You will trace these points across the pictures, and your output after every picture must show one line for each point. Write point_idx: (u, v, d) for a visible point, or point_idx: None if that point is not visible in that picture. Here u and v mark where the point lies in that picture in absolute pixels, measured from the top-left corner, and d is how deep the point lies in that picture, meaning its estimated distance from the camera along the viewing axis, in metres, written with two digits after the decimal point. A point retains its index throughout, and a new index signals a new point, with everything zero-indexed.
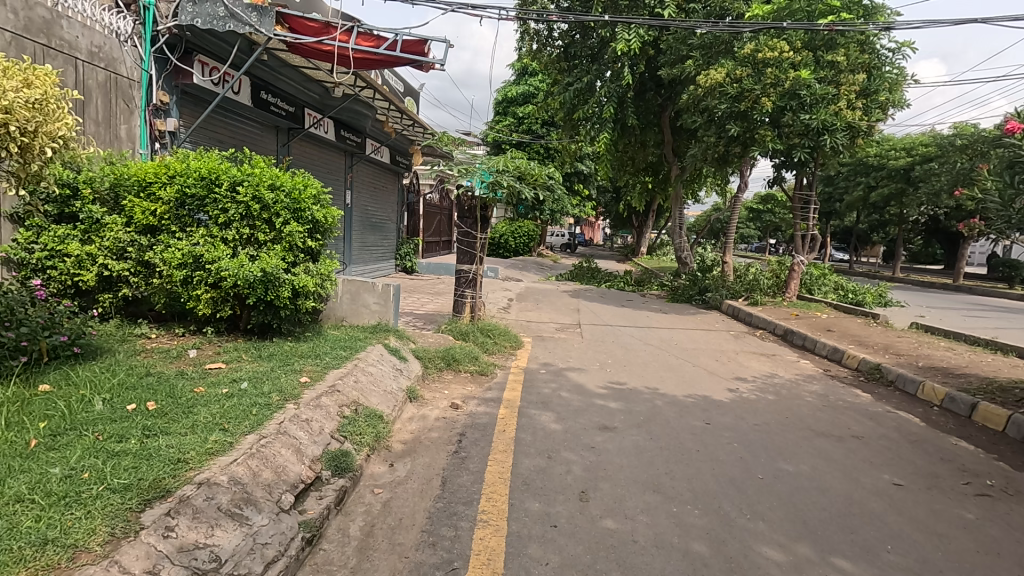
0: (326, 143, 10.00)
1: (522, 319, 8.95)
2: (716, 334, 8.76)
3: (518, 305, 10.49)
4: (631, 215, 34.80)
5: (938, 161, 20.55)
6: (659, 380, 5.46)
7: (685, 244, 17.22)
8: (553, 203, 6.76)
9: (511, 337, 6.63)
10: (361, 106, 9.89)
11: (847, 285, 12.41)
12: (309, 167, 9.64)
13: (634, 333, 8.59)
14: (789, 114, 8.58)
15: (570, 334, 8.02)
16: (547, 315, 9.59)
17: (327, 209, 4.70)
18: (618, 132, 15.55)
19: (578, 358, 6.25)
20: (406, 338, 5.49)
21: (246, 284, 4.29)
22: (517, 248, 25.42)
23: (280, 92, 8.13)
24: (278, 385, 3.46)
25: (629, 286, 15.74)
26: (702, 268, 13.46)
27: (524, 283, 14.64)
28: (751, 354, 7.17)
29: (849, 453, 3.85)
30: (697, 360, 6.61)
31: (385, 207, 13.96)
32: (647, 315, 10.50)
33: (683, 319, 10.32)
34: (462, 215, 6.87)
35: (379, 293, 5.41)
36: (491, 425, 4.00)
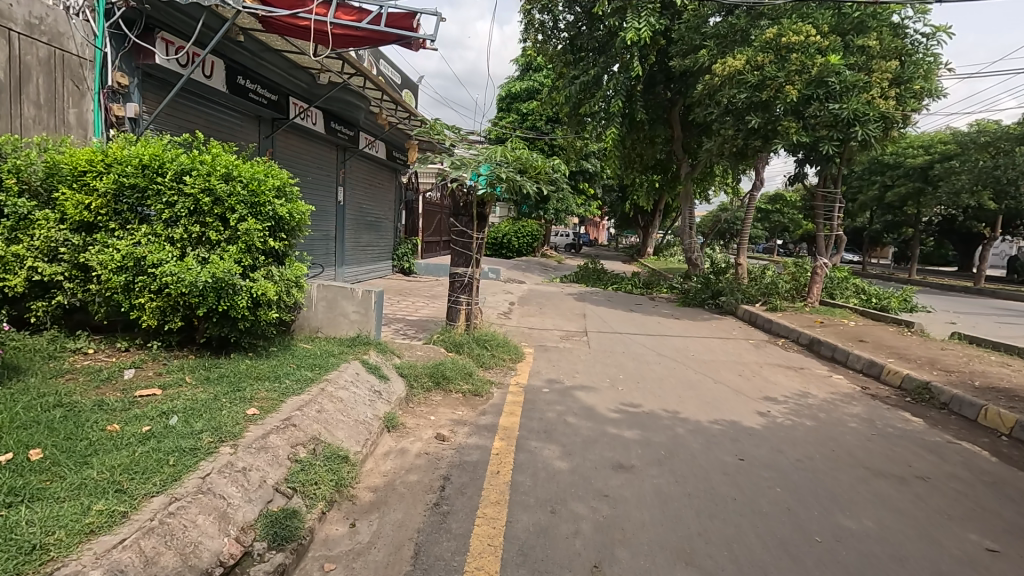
0: (315, 135, 9.37)
1: (524, 325, 8.27)
2: (735, 343, 8.05)
3: (520, 309, 9.82)
4: (637, 215, 34.05)
5: (958, 160, 19.79)
6: (679, 401, 4.76)
7: (695, 245, 16.50)
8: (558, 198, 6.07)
9: (511, 348, 5.95)
10: (352, 96, 9.24)
11: (870, 289, 11.67)
12: (296, 162, 9.01)
13: (646, 342, 7.89)
14: (816, 103, 7.88)
15: (576, 344, 7.33)
16: (551, 321, 8.90)
17: (294, 204, 4.02)
18: (627, 128, 14.87)
19: (586, 373, 5.56)
20: (390, 351, 4.81)
21: (195, 292, 3.61)
22: (521, 248, 24.72)
23: (262, 79, 7.49)
24: (213, 422, 2.75)
25: (636, 288, 15.03)
26: (715, 270, 12.73)
27: (527, 285, 13.97)
28: (776, 368, 6.47)
29: (919, 503, 3.15)
30: (719, 375, 5.90)
31: (381, 205, 13.30)
32: (658, 321, 9.80)
33: (697, 325, 9.61)
34: (456, 212, 6.17)
35: (358, 300, 4.73)
36: (483, 464, 3.32)
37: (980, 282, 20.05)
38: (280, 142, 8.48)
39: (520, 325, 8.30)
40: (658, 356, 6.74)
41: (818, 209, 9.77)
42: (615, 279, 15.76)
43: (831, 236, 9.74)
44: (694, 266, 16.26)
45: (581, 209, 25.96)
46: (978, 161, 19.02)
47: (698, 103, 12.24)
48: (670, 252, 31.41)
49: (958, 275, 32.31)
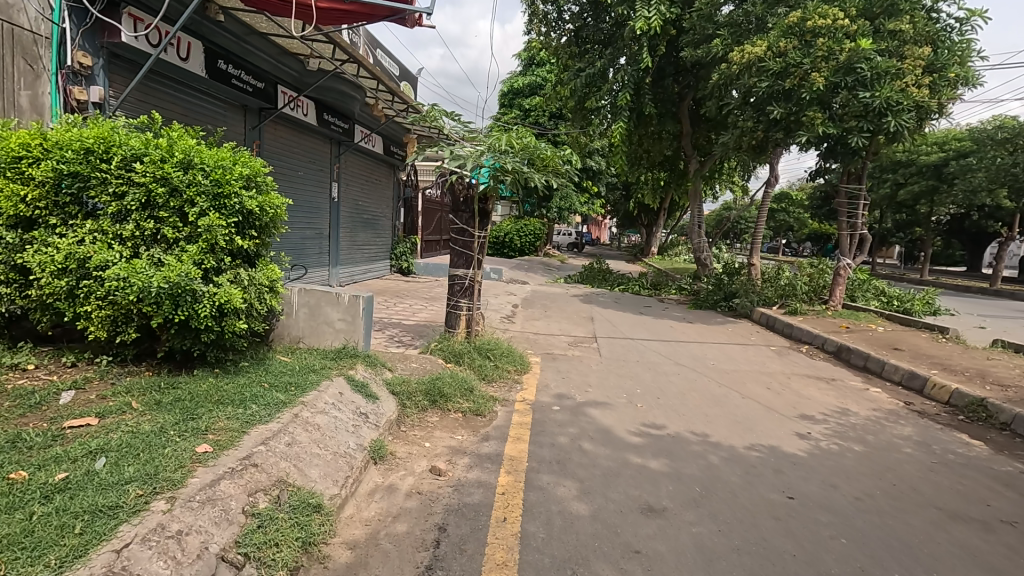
0: (306, 127, 8.81)
1: (529, 331, 7.71)
2: (755, 350, 7.49)
3: (524, 313, 9.26)
4: (641, 214, 33.47)
5: (975, 157, 19.20)
6: (708, 422, 4.21)
7: (704, 245, 15.93)
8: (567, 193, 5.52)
9: (517, 359, 5.40)
10: (346, 86, 8.70)
11: (892, 291, 11.08)
12: (286, 155, 8.48)
13: (660, 349, 7.33)
14: (845, 92, 7.31)
15: (585, 351, 6.78)
16: (557, 325, 8.35)
17: (265, 197, 3.47)
18: (635, 123, 14.31)
19: (599, 387, 5.01)
20: (380, 365, 4.26)
21: (146, 299, 3.05)
22: (523, 247, 24.15)
23: (247, 65, 6.93)
24: (148, 468, 2.17)
25: (644, 289, 14.46)
26: (728, 271, 12.16)
27: (530, 286, 13.40)
28: (806, 380, 5.92)
29: (1016, 558, 2.60)
30: (745, 389, 5.35)
31: (378, 202, 12.75)
32: (671, 325, 9.24)
33: (712, 329, 9.04)
34: (456, 208, 5.59)
35: (344, 306, 4.17)
36: (487, 508, 2.77)
37: (997, 283, 19.51)
38: (269, 134, 7.94)
39: (525, 330, 7.75)
40: (676, 366, 6.19)
41: (841, 207, 9.20)
42: (622, 280, 15.20)
43: (855, 235, 9.17)
44: (703, 266, 15.68)
45: (585, 207, 25.40)
46: (996, 158, 18.46)
47: (711, 96, 11.68)
48: (675, 251, 30.85)
49: (968, 275, 31.75)
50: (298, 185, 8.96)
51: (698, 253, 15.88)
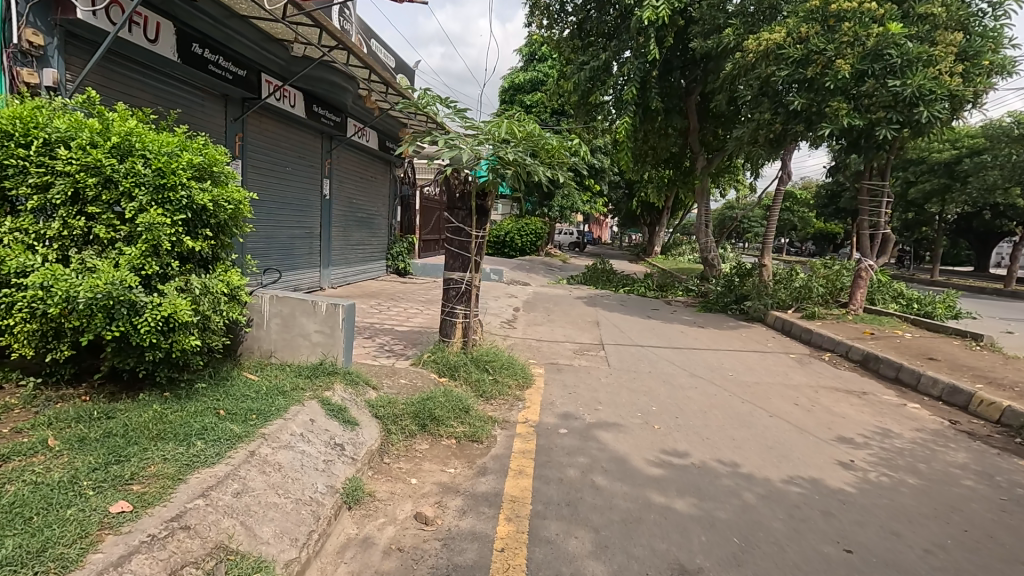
0: (294, 120, 8.28)
1: (531, 337, 7.20)
2: (774, 359, 6.97)
3: (526, 317, 8.74)
4: (644, 212, 32.94)
5: (990, 154, 18.63)
6: (736, 448, 3.69)
7: (711, 244, 15.40)
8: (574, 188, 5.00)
9: (519, 373, 4.88)
10: (337, 77, 8.19)
11: (911, 293, 10.55)
12: (273, 149, 7.96)
13: (672, 357, 6.81)
14: (872, 80, 6.79)
15: (592, 360, 6.26)
16: (560, 331, 7.82)
17: (223, 189, 2.95)
18: (640, 118, 13.78)
19: (610, 405, 4.49)
20: (363, 382, 3.75)
21: (72, 312, 2.52)
22: (524, 246, 23.63)
23: (227, 50, 6.41)
24: (33, 542, 1.66)
25: (650, 290, 13.94)
26: (739, 272, 11.63)
27: (532, 288, 12.88)
28: (835, 393, 5.39)
29: None
30: (772, 406, 4.83)
31: (373, 200, 12.23)
32: (681, 330, 8.71)
33: (725, 335, 8.51)
34: (452, 205, 5.07)
35: (321, 317, 3.66)
36: (483, 572, 2.24)
37: (1012, 283, 18.96)
38: (253, 126, 7.43)
39: (527, 336, 7.24)
40: (691, 377, 5.67)
41: (862, 205, 8.65)
42: (626, 281, 14.66)
43: (877, 235, 8.63)
44: (710, 267, 15.15)
45: (587, 206, 24.87)
46: (1011, 155, 17.93)
47: (721, 89, 11.15)
48: (678, 250, 30.31)
49: (976, 275, 31.20)
50: (285, 181, 8.45)
51: (705, 253, 15.36)
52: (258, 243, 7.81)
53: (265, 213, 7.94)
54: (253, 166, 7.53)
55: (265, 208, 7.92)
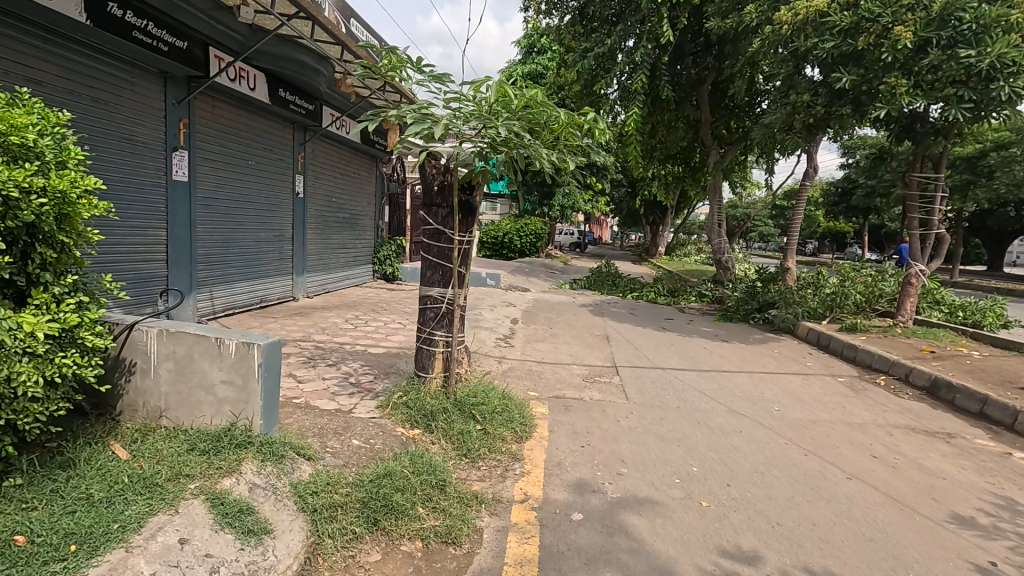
0: (255, 105, 7.14)
1: (531, 359, 6.09)
2: (820, 383, 5.85)
3: (525, 331, 7.63)
4: (648, 212, 31.84)
5: (1020, 147, 17.47)
6: (826, 549, 2.58)
7: (725, 245, 14.29)
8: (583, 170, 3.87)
9: (516, 422, 3.75)
10: (305, 54, 7.05)
11: (955, 299, 9.43)
12: (230, 139, 6.84)
13: (700, 382, 5.69)
14: (937, 50, 5.68)
15: (606, 391, 5.14)
16: (565, 350, 6.71)
17: (29, 171, 1.83)
18: (649, 109, 12.70)
19: (637, 467, 3.38)
20: (293, 454, 2.62)
21: None
22: (524, 248, 22.53)
23: (160, 15, 5.31)
24: None
25: (660, 295, 12.82)
26: (761, 276, 10.50)
27: (531, 294, 11.78)
28: (914, 436, 4.28)
29: None
30: (845, 460, 3.71)
31: (357, 198, 11.10)
32: (703, 345, 7.60)
33: (755, 351, 7.40)
34: (429, 202, 3.94)
35: (229, 362, 2.53)
36: None
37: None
38: (203, 111, 6.32)
39: (527, 358, 6.14)
40: (731, 415, 4.56)
41: (910, 201, 7.51)
42: (633, 285, 13.54)
43: (929, 235, 7.47)
44: (724, 270, 14.13)
45: (588, 205, 23.76)
46: None
47: None
48: (683, 251, 29.24)
49: (993, 274, 30.08)
50: (248, 177, 7.33)
51: (719, 255, 14.36)
52: (212, 248, 6.68)
53: (221, 213, 6.82)
54: (204, 158, 6.42)
55: (221, 207, 6.80)
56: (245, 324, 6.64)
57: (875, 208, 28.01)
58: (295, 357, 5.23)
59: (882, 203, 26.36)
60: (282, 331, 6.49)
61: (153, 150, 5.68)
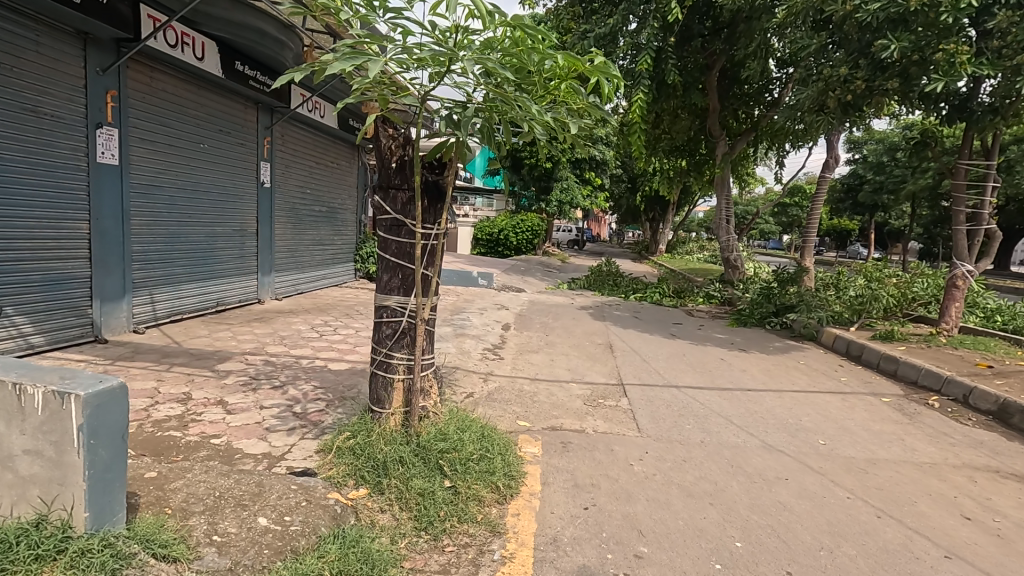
0: (205, 77, 6.21)
1: (524, 376, 5.17)
2: (866, 406, 4.95)
3: (518, 339, 6.71)
4: (649, 208, 30.93)
5: None
6: None
7: (733, 242, 13.40)
8: (584, 125, 2.95)
9: (498, 473, 2.85)
10: (267, 24, 6.09)
11: (993, 304, 8.54)
12: (173, 117, 5.91)
13: (723, 404, 4.78)
14: (1008, 10, 4.79)
15: (613, 418, 4.23)
16: (563, 363, 5.79)
17: None
18: (654, 95, 11.80)
19: (661, 545, 2.47)
20: (143, 559, 1.71)
21: None
22: (520, 245, 21.63)
23: None
24: None
25: (665, 296, 11.93)
26: (777, 277, 9.61)
27: (526, 295, 10.86)
28: (1004, 484, 3.39)
29: None
30: (932, 526, 2.82)
31: (336, 189, 10.17)
32: (720, 356, 6.69)
33: (779, 363, 6.49)
34: (385, 183, 2.99)
35: (35, 423, 1.63)
36: None
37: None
38: (138, 83, 5.39)
39: (518, 374, 5.22)
40: (770, 455, 3.65)
41: (956, 192, 6.61)
42: (636, 285, 12.64)
43: (977, 233, 6.57)
44: (733, 270, 13.25)
45: (587, 201, 22.87)
46: None
47: None
48: (685, 249, 28.34)
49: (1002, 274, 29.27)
50: (199, 162, 6.40)
51: (727, 254, 13.47)
52: (152, 243, 5.75)
53: (164, 203, 5.89)
54: (141, 138, 5.49)
55: (163, 196, 5.87)
56: (191, 332, 5.71)
57: (883, 205, 27.15)
58: (237, 376, 4.31)
59: (890, 199, 25.53)
60: (233, 341, 5.56)
61: (68, 125, 4.73)
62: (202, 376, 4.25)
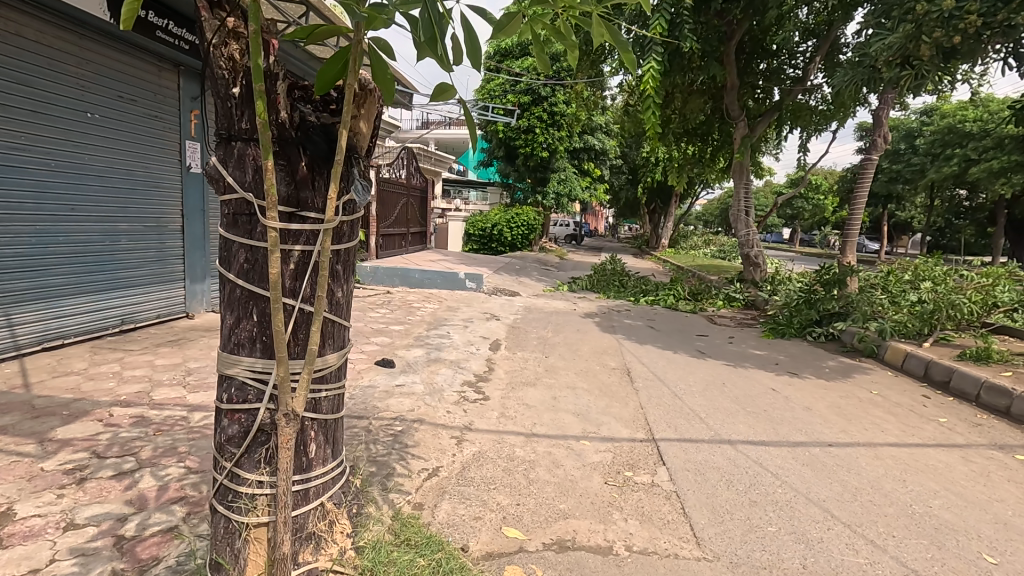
0: (87, 22, 4.67)
1: (516, 431, 3.66)
2: (1003, 470, 3.48)
3: (508, 366, 5.20)
4: (651, 200, 29.44)
5: None
6: None
7: (753, 235, 11.92)
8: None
9: None
10: None
11: None
12: (35, 72, 4.35)
13: (806, 474, 3.29)
14: None
15: (651, 514, 2.73)
16: (569, 405, 4.28)
17: None
18: (667, 67, 10.28)
19: None
20: None
21: None
22: (514, 241, 20.12)
23: None
24: None
25: (680, 298, 10.44)
26: (818, 277, 8.13)
27: (521, 301, 9.36)
28: None
29: None
30: None
31: None
32: (770, 385, 5.19)
33: (847, 395, 5.02)
34: (224, 130, 1.47)
35: None
36: None
37: None
38: None
39: (508, 427, 3.72)
40: None
41: None
42: (644, 286, 11.15)
43: None
44: (754, 267, 11.79)
45: (586, 193, 21.37)
46: None
47: None
48: (688, 244, 26.92)
49: None
50: (87, 136, 4.87)
51: (747, 249, 11.99)
52: (9, 245, 4.23)
53: (27, 191, 4.35)
54: None
55: (26, 181, 4.34)
56: (61, 367, 4.17)
57: (898, 196, 25.75)
58: (69, 454, 2.78)
59: (907, 190, 24.14)
60: (114, 380, 4.02)
61: None
62: (12, 456, 2.71)
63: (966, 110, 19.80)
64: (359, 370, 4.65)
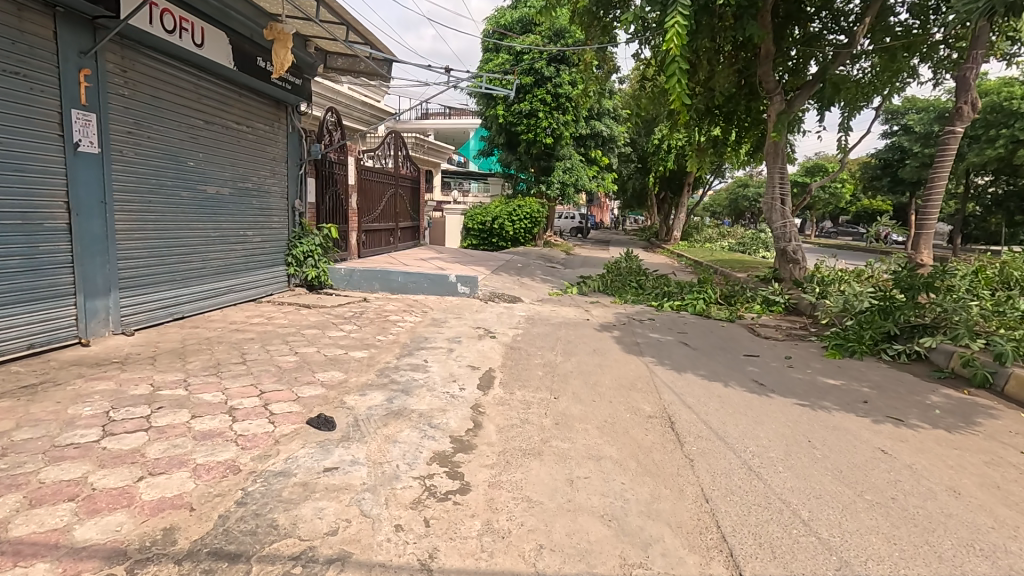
0: None
1: (508, 571, 2.14)
2: None
3: (501, 420, 3.67)
4: (663, 190, 27.77)
5: None
6: None
7: (791, 226, 10.35)
8: None
9: None
10: None
11: None
12: None
13: None
14: None
15: None
16: (592, 498, 2.75)
17: None
18: (695, 24, 8.68)
19: None
20: None
21: None
22: (516, 236, 18.52)
23: None
24: None
25: (711, 302, 8.87)
26: (892, 280, 6.56)
27: (524, 309, 7.83)
28: None
29: None
30: None
31: (249, 161, 7.14)
32: (874, 443, 3.64)
33: (993, 459, 3.46)
34: None
35: None
36: None
37: None
38: None
39: (494, 561, 2.19)
40: None
41: None
42: (666, 288, 9.57)
43: None
44: (792, 265, 10.21)
45: (593, 183, 19.80)
46: None
47: None
48: (703, 236, 25.26)
49: None
50: None
51: (783, 244, 10.38)
52: None
53: None
54: None
55: None
56: None
57: (929, 182, 24.03)
58: None
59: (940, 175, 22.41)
60: None
61: None
62: None
63: (1011, 86, 18.10)
64: (278, 439, 3.11)
